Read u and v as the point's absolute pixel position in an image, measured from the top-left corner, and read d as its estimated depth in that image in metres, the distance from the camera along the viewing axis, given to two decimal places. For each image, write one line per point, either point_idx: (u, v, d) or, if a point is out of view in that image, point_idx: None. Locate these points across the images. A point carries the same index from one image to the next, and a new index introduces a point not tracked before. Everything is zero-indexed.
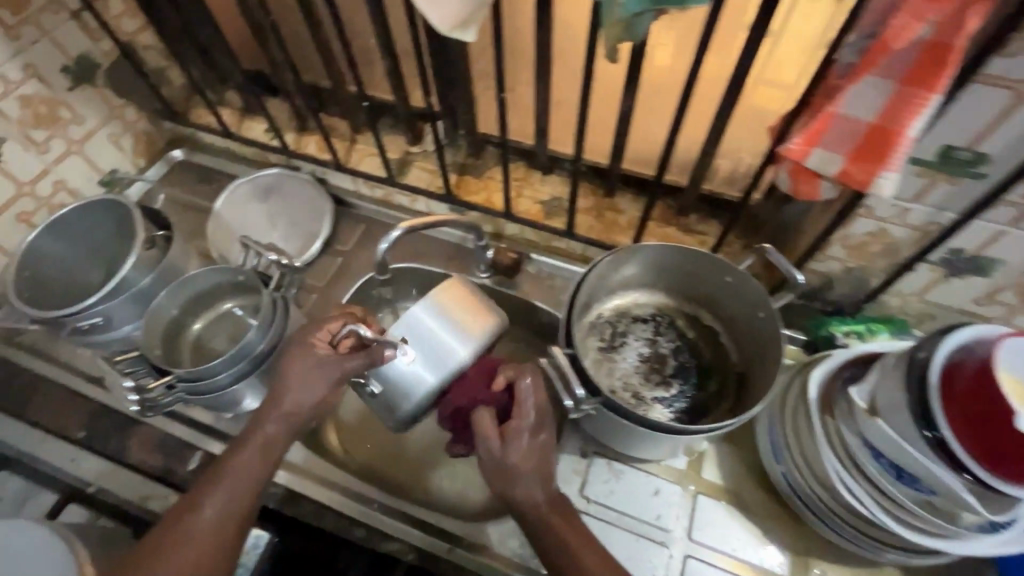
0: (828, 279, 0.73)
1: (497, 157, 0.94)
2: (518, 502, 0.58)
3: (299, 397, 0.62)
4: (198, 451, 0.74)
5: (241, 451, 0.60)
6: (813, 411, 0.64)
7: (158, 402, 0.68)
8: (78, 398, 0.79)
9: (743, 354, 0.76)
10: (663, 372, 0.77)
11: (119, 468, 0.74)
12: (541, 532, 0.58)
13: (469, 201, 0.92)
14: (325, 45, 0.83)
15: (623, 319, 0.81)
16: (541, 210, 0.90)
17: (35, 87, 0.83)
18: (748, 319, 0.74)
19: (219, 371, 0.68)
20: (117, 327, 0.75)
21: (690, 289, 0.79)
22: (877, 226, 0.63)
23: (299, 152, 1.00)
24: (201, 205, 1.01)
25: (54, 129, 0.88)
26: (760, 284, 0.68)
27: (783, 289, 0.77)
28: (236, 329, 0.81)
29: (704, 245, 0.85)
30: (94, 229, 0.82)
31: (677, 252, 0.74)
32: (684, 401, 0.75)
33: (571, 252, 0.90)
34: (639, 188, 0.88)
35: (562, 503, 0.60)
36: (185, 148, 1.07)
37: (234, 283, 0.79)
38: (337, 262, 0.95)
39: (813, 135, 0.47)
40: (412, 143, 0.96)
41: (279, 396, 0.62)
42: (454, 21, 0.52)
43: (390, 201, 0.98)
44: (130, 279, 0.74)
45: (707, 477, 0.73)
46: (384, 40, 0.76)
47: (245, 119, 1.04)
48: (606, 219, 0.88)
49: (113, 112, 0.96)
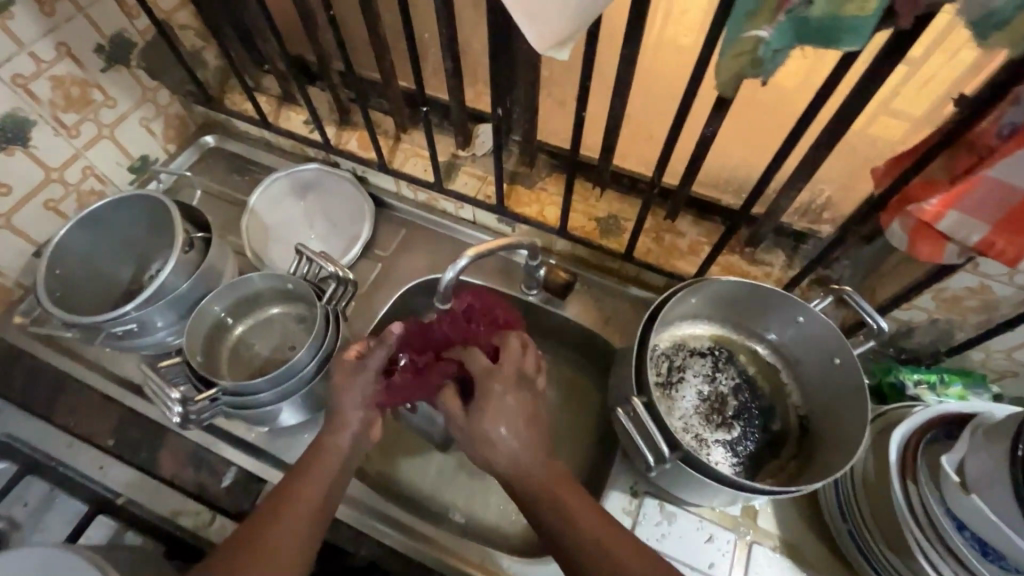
0: (908, 328, 0.69)
1: (550, 167, 0.89)
2: (493, 462, 0.57)
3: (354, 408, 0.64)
4: (232, 467, 0.71)
5: (330, 447, 0.63)
6: (893, 475, 0.60)
7: (199, 415, 0.63)
8: (107, 402, 0.75)
9: (806, 398, 0.73)
10: (723, 412, 0.73)
11: (149, 480, 0.70)
12: (539, 505, 0.55)
13: (521, 214, 0.86)
14: (379, 39, 0.77)
15: (680, 352, 0.77)
16: (597, 228, 0.84)
17: (67, 67, 0.78)
18: (820, 364, 0.70)
19: (266, 388, 0.65)
20: (152, 332, 0.72)
21: (754, 325, 0.75)
22: (979, 283, 0.58)
23: (339, 147, 0.94)
24: (234, 198, 0.96)
25: (85, 112, 0.82)
26: (831, 321, 0.65)
27: (860, 331, 0.71)
28: (280, 339, 0.77)
29: (770, 276, 0.80)
30: (127, 223, 0.77)
31: (748, 289, 0.70)
32: (745, 444, 0.71)
33: (625, 274, 0.86)
34: (703, 211, 0.83)
35: (556, 467, 0.58)
36: (218, 135, 1.01)
37: (282, 289, 0.75)
38: (376, 268, 0.91)
39: (952, 197, 0.45)
40: (461, 146, 0.90)
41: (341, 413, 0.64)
42: (555, 40, 0.47)
43: (434, 205, 0.93)
44: (168, 283, 0.69)
45: (762, 526, 0.70)
46: (448, 41, 0.70)
47: (283, 108, 0.98)
48: (665, 242, 0.83)
49: (146, 95, 0.90)
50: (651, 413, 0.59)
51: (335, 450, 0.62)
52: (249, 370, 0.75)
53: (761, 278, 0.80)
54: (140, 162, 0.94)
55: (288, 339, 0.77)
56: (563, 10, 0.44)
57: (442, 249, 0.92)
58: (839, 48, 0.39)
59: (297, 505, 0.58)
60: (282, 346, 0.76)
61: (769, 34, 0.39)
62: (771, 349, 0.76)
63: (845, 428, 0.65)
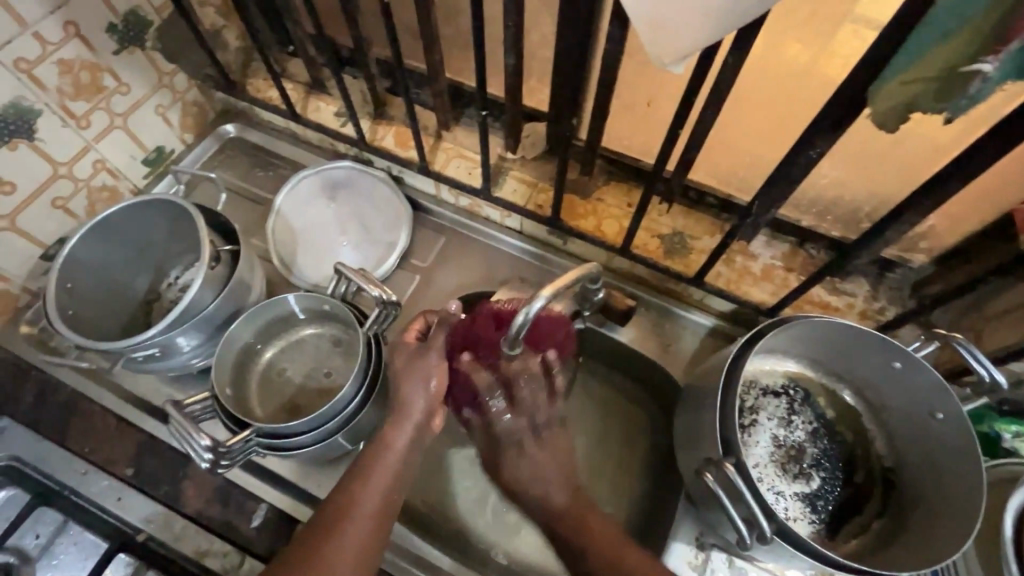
0: (1017, 378, 0.62)
1: (608, 175, 0.80)
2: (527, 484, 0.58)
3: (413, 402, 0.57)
4: (263, 504, 0.65)
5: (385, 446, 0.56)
6: (1007, 553, 0.53)
7: (232, 458, 0.57)
8: (125, 426, 0.69)
9: (893, 448, 0.66)
10: (801, 462, 0.66)
11: (174, 517, 0.65)
12: (583, 553, 0.55)
13: (577, 227, 0.78)
14: (431, 28, 0.67)
15: (752, 390, 0.70)
16: (661, 246, 0.77)
17: (75, 49, 0.69)
18: (915, 418, 0.63)
19: (304, 429, 0.59)
20: (176, 355, 0.64)
21: (836, 364, 0.68)
22: None
23: (374, 144, 0.85)
24: (259, 197, 0.89)
25: (96, 100, 0.73)
26: (941, 376, 0.57)
27: (959, 378, 0.64)
28: (313, 364, 0.71)
29: (852, 308, 0.73)
30: (144, 229, 0.70)
31: (843, 330, 0.62)
32: (825, 498, 0.65)
33: (688, 298, 0.78)
34: (779, 231, 0.75)
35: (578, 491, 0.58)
36: (238, 124, 0.93)
37: (316, 309, 0.69)
38: (414, 280, 0.83)
39: None
40: (511, 148, 0.82)
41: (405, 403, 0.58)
42: (687, 51, 0.38)
43: (477, 212, 0.85)
44: (194, 305, 0.62)
45: None
46: (514, 36, 0.61)
47: (311, 97, 0.89)
48: (736, 265, 0.75)
49: (162, 81, 0.81)
50: (742, 474, 0.52)
51: (391, 452, 0.56)
52: (278, 400, 0.69)
53: (843, 310, 0.73)
54: (156, 155, 0.85)
55: (323, 363, 0.71)
56: (701, 21, 0.36)
57: (485, 261, 0.85)
58: None
59: (351, 519, 0.53)
60: (315, 372, 0.71)
61: (992, 66, 0.31)
62: (855, 392, 0.69)
63: (945, 497, 0.58)
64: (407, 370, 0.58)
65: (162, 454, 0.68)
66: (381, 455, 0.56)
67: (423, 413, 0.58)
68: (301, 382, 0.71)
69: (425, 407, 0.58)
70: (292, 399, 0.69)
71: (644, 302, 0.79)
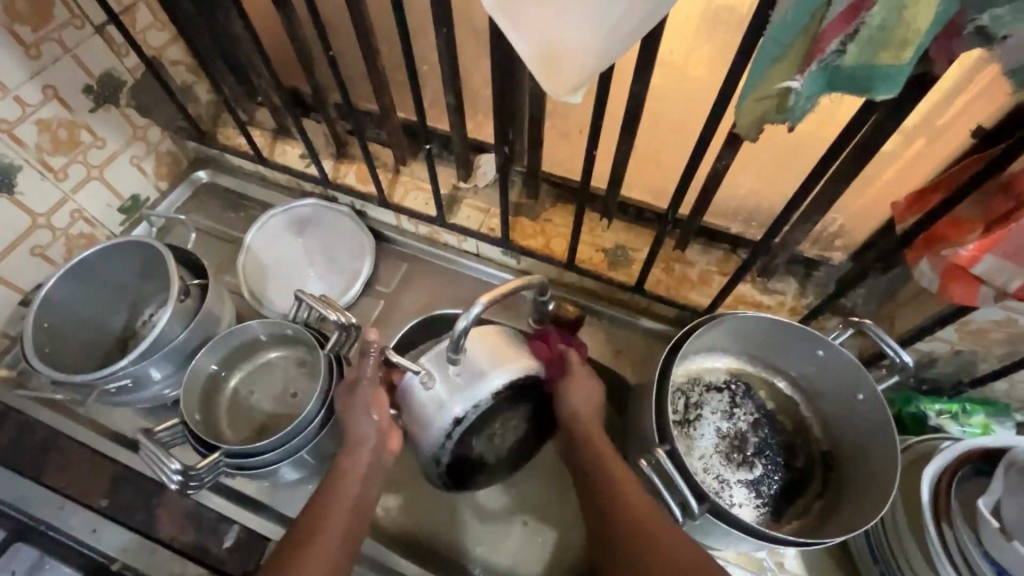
0: (928, 358, 0.68)
1: (554, 198, 0.86)
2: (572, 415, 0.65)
3: (362, 427, 0.62)
4: (235, 526, 0.68)
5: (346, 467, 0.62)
6: (926, 518, 0.58)
7: (201, 480, 0.60)
8: (99, 460, 0.71)
9: (828, 431, 0.71)
10: (744, 451, 0.71)
11: (148, 543, 0.67)
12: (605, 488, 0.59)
13: (527, 246, 0.84)
14: (378, 74, 0.75)
15: (696, 387, 0.74)
16: (605, 259, 0.82)
17: (54, 109, 0.75)
18: (842, 401, 0.68)
19: (270, 446, 0.62)
20: (148, 386, 0.68)
21: (768, 356, 0.73)
22: (1003, 315, 0.57)
23: (337, 181, 0.91)
24: (230, 236, 0.94)
25: (73, 154, 0.79)
26: (853, 356, 0.63)
27: (879, 363, 0.70)
28: (279, 387, 0.75)
29: (783, 306, 0.78)
30: (117, 271, 0.74)
31: (767, 323, 0.67)
32: (767, 484, 0.70)
33: (634, 305, 0.84)
34: (711, 239, 0.81)
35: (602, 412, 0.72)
36: (210, 170, 0.99)
37: (280, 334, 0.74)
38: (379, 305, 0.88)
39: (987, 242, 0.41)
40: (463, 178, 0.88)
41: (356, 429, 0.63)
42: (567, 84, 0.44)
43: (436, 238, 0.91)
44: (164, 335, 0.66)
45: (792, 570, 0.68)
46: (450, 77, 0.68)
47: (278, 142, 0.95)
48: (676, 272, 0.81)
49: (137, 134, 0.87)
50: (675, 461, 0.57)
51: (352, 471, 0.62)
52: (248, 424, 0.73)
53: (774, 308, 0.79)
54: (131, 202, 0.91)
55: (289, 387, 0.75)
56: (578, 57, 0.42)
57: (446, 283, 0.90)
58: (871, 96, 0.37)
59: (324, 529, 0.57)
60: (281, 395, 0.75)
61: (799, 83, 0.37)
62: (788, 382, 0.74)
63: (869, 471, 0.63)
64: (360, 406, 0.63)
65: (135, 483, 0.70)
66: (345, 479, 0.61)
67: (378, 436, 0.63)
68: (270, 406, 0.74)
69: (378, 431, 0.63)
70: (262, 423, 0.73)
71: (594, 313, 0.85)
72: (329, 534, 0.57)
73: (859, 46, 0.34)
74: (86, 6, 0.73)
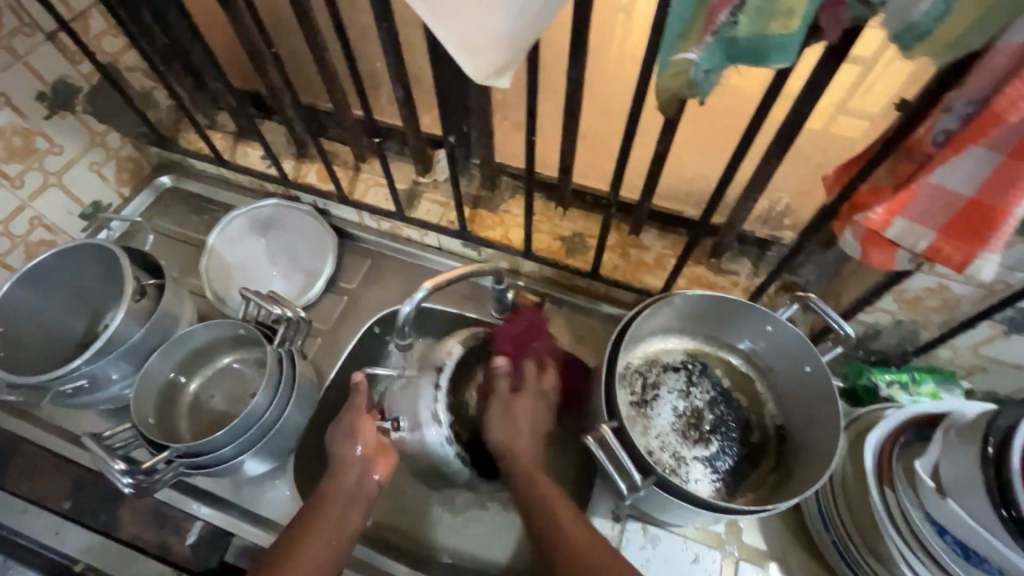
0: (874, 330, 0.69)
1: (513, 189, 0.87)
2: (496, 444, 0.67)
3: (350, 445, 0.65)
4: (197, 522, 0.69)
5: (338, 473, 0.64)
6: (870, 483, 0.59)
7: (157, 480, 0.61)
8: (61, 463, 0.72)
9: (781, 404, 0.73)
10: (700, 428, 0.72)
11: (109, 542, 0.67)
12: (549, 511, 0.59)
13: (485, 237, 0.85)
14: (329, 71, 0.76)
15: (653, 368, 0.76)
16: (562, 247, 0.84)
17: (7, 116, 0.76)
18: (791, 374, 0.69)
19: (224, 441, 0.63)
20: (107, 386, 0.69)
21: (721, 334, 0.75)
22: (935, 282, 0.58)
23: (298, 181, 0.92)
24: (194, 239, 0.94)
25: (29, 162, 0.80)
26: (799, 330, 0.64)
27: (827, 336, 0.71)
28: (241, 386, 0.76)
29: (737, 286, 0.80)
30: (74, 275, 0.75)
31: (714, 301, 0.69)
32: (723, 459, 0.71)
33: (593, 291, 0.85)
34: (666, 223, 0.82)
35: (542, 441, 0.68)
36: (173, 174, 1.00)
37: (232, 337, 0.74)
38: (342, 301, 0.89)
39: (896, 204, 0.43)
40: (422, 172, 0.89)
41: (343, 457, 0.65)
42: (487, 66, 0.45)
43: (397, 234, 0.92)
44: (119, 336, 0.67)
45: (748, 543, 0.69)
46: (396, 71, 0.69)
47: (239, 144, 0.96)
48: (632, 257, 0.82)
49: (95, 140, 0.88)
50: (622, 437, 0.58)
51: (344, 478, 0.64)
52: (208, 422, 0.74)
53: (729, 288, 0.80)
54: (92, 208, 0.91)
55: (251, 384, 0.76)
56: (494, 41, 0.44)
57: (408, 277, 0.91)
58: (768, 67, 0.39)
59: (315, 534, 0.58)
60: (243, 393, 0.75)
61: (697, 54, 0.38)
62: (742, 359, 0.75)
63: (818, 440, 0.65)
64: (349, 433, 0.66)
65: (97, 484, 0.71)
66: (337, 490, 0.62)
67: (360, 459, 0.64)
68: (231, 403, 0.75)
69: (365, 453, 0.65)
70: (223, 420, 0.73)
71: (555, 300, 0.86)
72: (321, 535, 0.58)
73: (748, 17, 0.36)
74: (34, 14, 0.74)
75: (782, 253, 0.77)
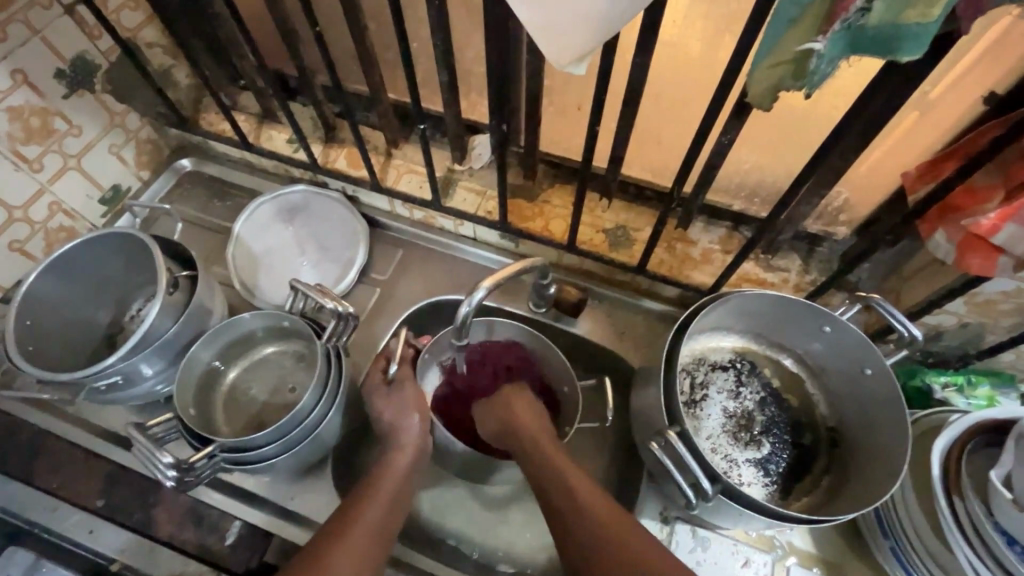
0: (935, 331, 0.67)
1: (553, 178, 0.84)
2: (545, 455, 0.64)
3: (402, 424, 0.65)
4: (236, 521, 0.67)
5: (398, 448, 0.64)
6: (937, 490, 0.58)
7: (197, 475, 0.59)
8: (93, 459, 0.70)
9: (833, 403, 0.71)
10: (751, 430, 0.70)
11: (147, 542, 0.66)
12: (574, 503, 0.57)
13: (525, 228, 0.82)
14: (367, 51, 0.72)
15: (702, 367, 0.74)
16: (606, 240, 0.81)
17: (24, 96, 0.71)
18: (848, 376, 0.67)
19: (269, 440, 0.61)
20: (140, 382, 0.66)
21: (771, 333, 0.73)
22: (1014, 286, 0.56)
23: (327, 166, 0.88)
24: (219, 226, 0.91)
25: (48, 144, 0.76)
26: (862, 332, 0.62)
27: (886, 337, 0.69)
28: (276, 381, 0.73)
29: (787, 283, 0.77)
30: (101, 263, 0.71)
31: (773, 300, 0.66)
32: (776, 462, 0.69)
33: (637, 286, 0.82)
34: (714, 216, 0.80)
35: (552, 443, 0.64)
36: (193, 157, 0.95)
37: (277, 329, 0.72)
38: (375, 293, 0.86)
39: (1010, 209, 0.41)
40: (458, 160, 0.85)
41: (400, 431, 0.65)
42: (572, 53, 0.41)
43: (431, 223, 0.88)
44: (154, 330, 0.64)
45: (799, 546, 0.68)
46: (443, 54, 0.65)
47: (263, 126, 0.92)
48: (677, 252, 0.80)
49: (114, 121, 0.83)
50: (686, 442, 0.56)
51: (393, 468, 0.62)
52: (244, 418, 0.71)
53: (778, 285, 0.77)
54: (111, 193, 0.87)
55: (286, 379, 0.73)
56: (582, 25, 0.40)
57: (441, 268, 0.88)
58: (894, 58, 0.35)
59: (365, 514, 0.58)
60: (278, 389, 0.73)
61: (822, 44, 0.35)
62: (794, 359, 0.73)
63: (879, 444, 0.63)
64: (394, 413, 0.65)
65: (131, 481, 0.68)
66: (389, 473, 0.62)
67: (413, 442, 0.64)
68: (266, 400, 0.72)
69: (419, 432, 0.65)
70: (259, 416, 0.71)
71: (596, 295, 0.84)
72: (370, 513, 0.58)
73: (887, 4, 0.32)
74: None
75: (834, 250, 0.74)
